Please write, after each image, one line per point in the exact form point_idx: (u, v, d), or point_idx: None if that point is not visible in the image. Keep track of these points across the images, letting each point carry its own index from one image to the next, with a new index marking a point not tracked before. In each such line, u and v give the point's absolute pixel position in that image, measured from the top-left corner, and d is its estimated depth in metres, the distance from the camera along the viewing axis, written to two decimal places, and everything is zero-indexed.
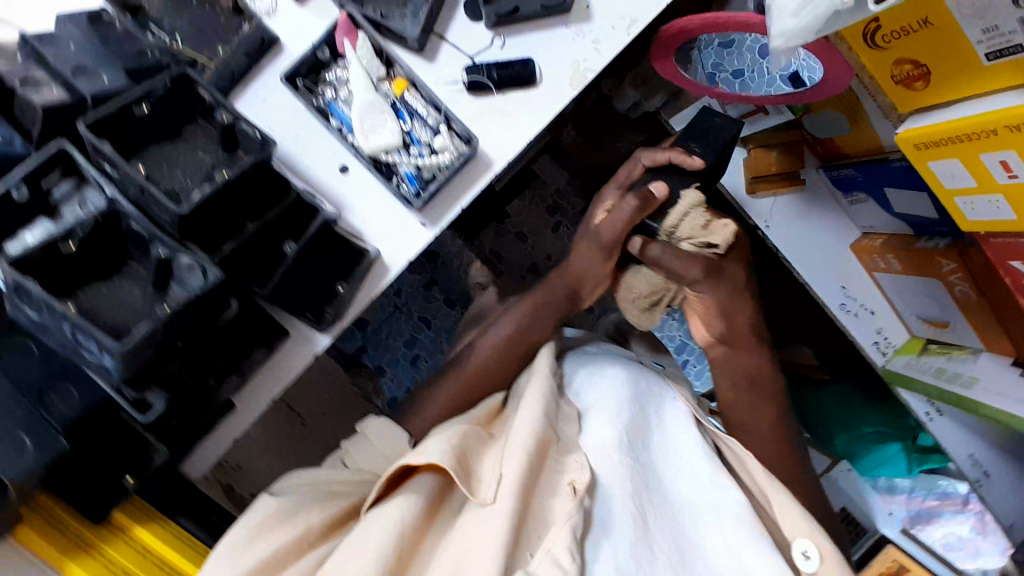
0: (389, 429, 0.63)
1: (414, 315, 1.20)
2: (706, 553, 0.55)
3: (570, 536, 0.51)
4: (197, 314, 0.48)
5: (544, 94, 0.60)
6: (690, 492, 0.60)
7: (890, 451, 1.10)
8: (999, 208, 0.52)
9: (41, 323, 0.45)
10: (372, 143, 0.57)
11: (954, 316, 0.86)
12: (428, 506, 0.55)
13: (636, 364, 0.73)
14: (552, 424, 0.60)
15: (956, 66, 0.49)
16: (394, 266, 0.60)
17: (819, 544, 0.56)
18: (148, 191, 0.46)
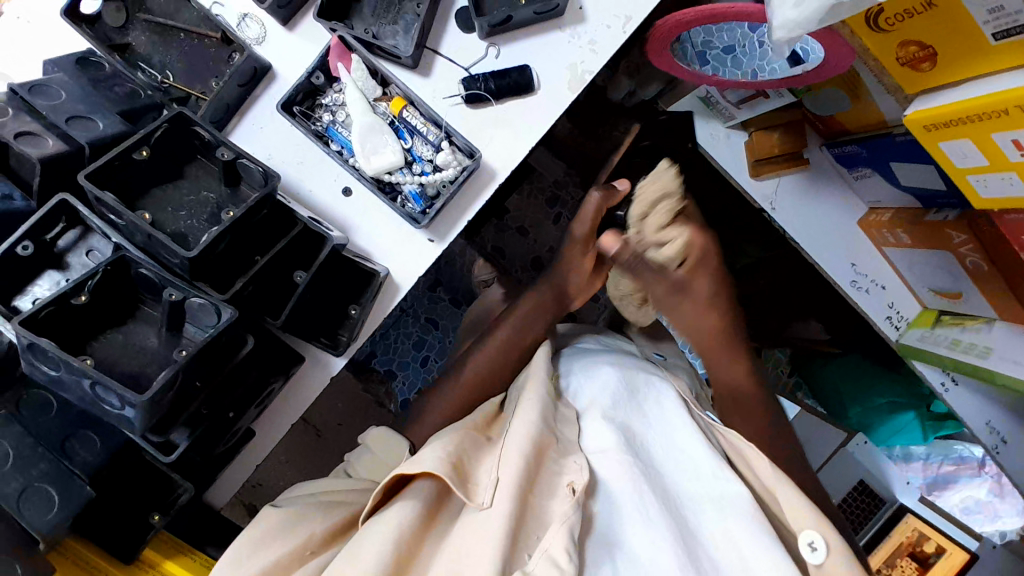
0: (391, 441, 0.65)
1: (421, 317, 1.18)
2: (712, 548, 0.54)
3: (568, 536, 0.50)
4: (212, 353, 0.47)
5: (543, 101, 0.60)
6: (693, 488, 0.59)
7: (904, 421, 1.09)
8: (1014, 183, 0.52)
9: (59, 378, 0.44)
10: (374, 164, 0.56)
11: (966, 286, 0.85)
12: (427, 515, 0.55)
13: (634, 360, 0.73)
14: (549, 425, 0.60)
15: (963, 47, 0.48)
16: (405, 283, 0.60)
17: (826, 535, 0.55)
18: (155, 237, 0.46)
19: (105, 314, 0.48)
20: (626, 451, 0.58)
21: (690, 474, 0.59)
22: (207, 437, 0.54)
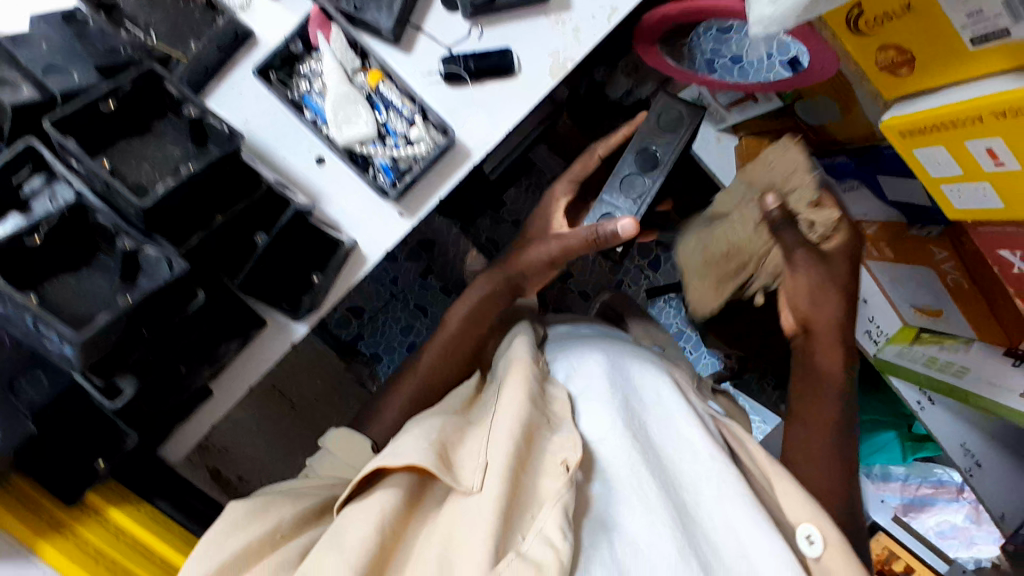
0: (349, 437, 0.66)
1: (411, 304, 1.37)
2: (712, 528, 0.54)
3: (561, 515, 0.51)
4: (157, 302, 0.48)
5: (522, 84, 0.59)
6: (687, 466, 0.58)
7: (885, 440, 1.15)
8: (987, 196, 0.50)
9: (5, 315, 0.46)
10: (346, 135, 0.56)
11: (947, 304, 0.84)
12: (409, 502, 0.55)
13: (621, 347, 0.73)
14: (536, 407, 0.60)
15: (943, 53, 0.46)
16: (371, 256, 0.60)
17: (822, 527, 0.56)
18: (112, 185, 0.47)
19: (63, 257, 0.49)
20: (628, 433, 0.58)
21: (687, 454, 0.59)
22: (153, 391, 0.55)
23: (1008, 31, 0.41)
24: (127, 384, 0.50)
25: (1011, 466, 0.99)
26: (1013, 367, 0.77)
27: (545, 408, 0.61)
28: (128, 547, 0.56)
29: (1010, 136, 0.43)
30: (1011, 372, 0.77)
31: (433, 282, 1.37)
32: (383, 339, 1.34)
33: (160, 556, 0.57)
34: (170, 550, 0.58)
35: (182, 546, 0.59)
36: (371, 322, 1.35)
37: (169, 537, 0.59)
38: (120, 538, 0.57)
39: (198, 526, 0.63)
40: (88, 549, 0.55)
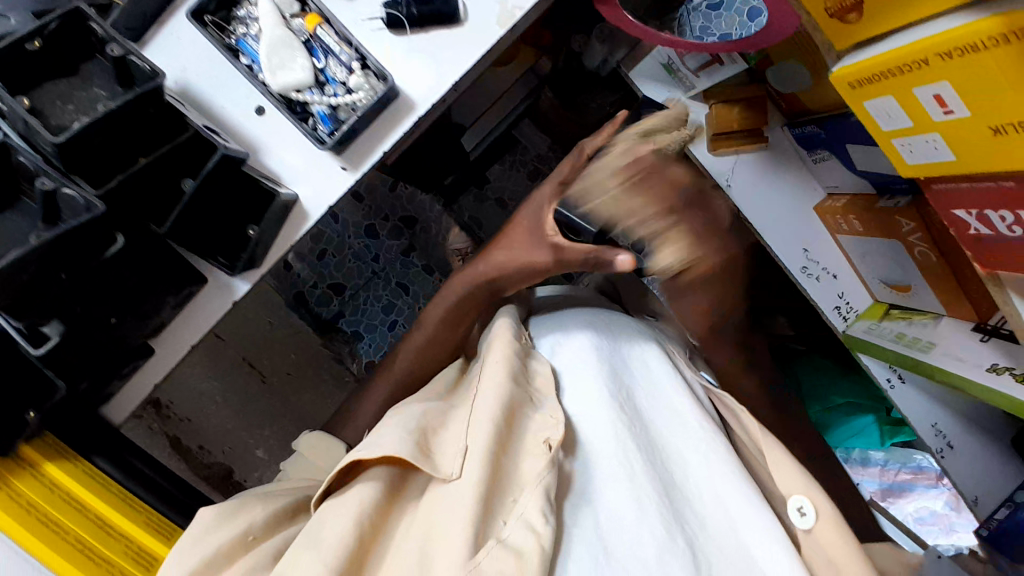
0: (321, 440, 0.71)
1: (392, 282, 1.33)
2: (689, 499, 0.60)
3: (542, 498, 0.54)
4: (69, 245, 0.47)
5: (469, 33, 0.57)
6: (677, 438, 0.64)
7: (863, 423, 1.13)
8: (938, 147, 0.47)
9: None
10: (280, 80, 0.55)
11: (916, 279, 0.83)
12: (389, 494, 0.58)
13: (604, 316, 0.76)
14: (518, 385, 0.63)
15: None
16: (313, 213, 0.59)
17: (812, 498, 0.61)
18: (28, 122, 0.45)
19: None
20: (613, 410, 0.62)
21: (677, 429, 0.65)
22: (78, 341, 0.52)
23: None
24: (52, 327, 0.51)
25: (983, 447, 0.98)
26: (982, 343, 0.76)
27: (527, 385, 0.64)
28: (63, 503, 0.56)
29: (956, 79, 0.41)
30: (981, 347, 0.76)
31: (415, 260, 1.36)
32: (364, 317, 1.31)
33: (96, 513, 0.57)
34: (108, 507, 0.58)
35: (122, 505, 0.59)
36: (352, 299, 1.32)
37: (108, 495, 0.59)
38: (56, 494, 0.56)
39: (141, 487, 0.62)
40: (22, 503, 0.54)
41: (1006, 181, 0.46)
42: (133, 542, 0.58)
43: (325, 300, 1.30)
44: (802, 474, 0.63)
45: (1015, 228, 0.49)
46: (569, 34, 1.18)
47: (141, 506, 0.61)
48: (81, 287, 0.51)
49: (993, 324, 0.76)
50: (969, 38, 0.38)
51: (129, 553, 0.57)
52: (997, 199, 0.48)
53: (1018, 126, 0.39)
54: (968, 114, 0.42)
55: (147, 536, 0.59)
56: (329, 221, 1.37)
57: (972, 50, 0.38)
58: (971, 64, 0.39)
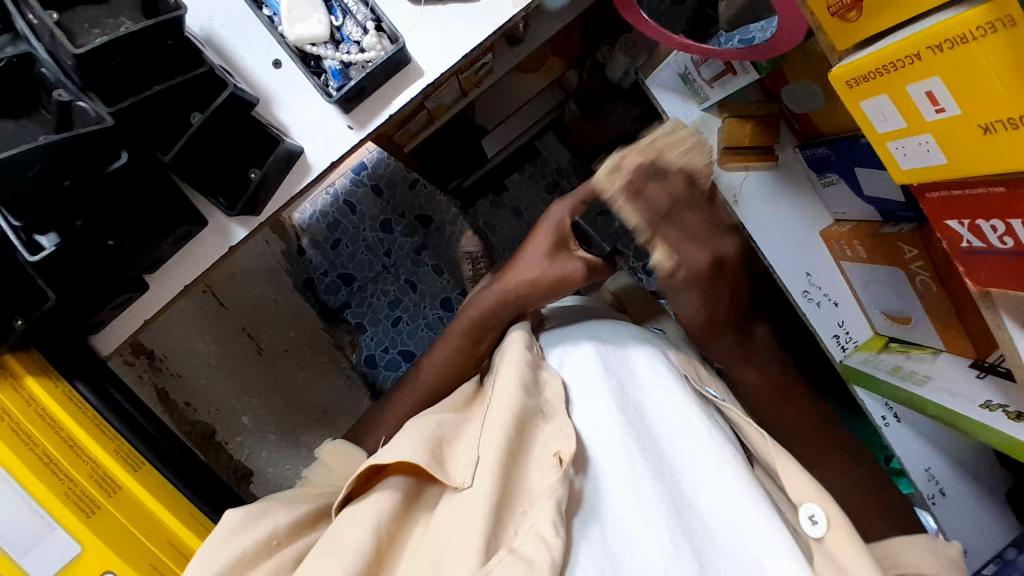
0: (343, 450, 0.71)
1: (401, 279, 1.39)
2: (699, 508, 0.58)
3: (554, 510, 0.54)
4: (80, 153, 0.49)
5: (484, 6, 0.59)
6: (687, 446, 0.63)
7: None
8: (930, 150, 0.48)
9: None
10: (298, 32, 0.58)
11: (915, 310, 0.82)
12: (407, 501, 0.60)
13: (617, 327, 0.76)
14: (529, 395, 0.64)
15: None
16: (316, 167, 0.61)
17: (827, 510, 0.58)
18: (52, 33, 0.47)
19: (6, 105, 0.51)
20: (621, 422, 0.62)
21: (685, 438, 0.63)
22: (74, 259, 0.54)
23: None
24: (50, 238, 0.53)
25: (979, 500, 0.94)
26: (976, 379, 0.75)
27: (538, 395, 0.65)
28: (37, 417, 0.57)
29: (947, 74, 0.42)
30: (975, 383, 0.75)
31: (426, 259, 1.41)
32: (369, 309, 1.37)
33: (67, 432, 0.58)
34: (79, 428, 0.59)
35: (93, 429, 0.60)
36: (359, 291, 1.38)
37: (81, 417, 0.60)
38: (31, 407, 0.57)
39: (116, 417, 0.62)
40: None
41: (996, 186, 0.46)
42: (98, 466, 0.59)
43: (332, 288, 1.38)
44: (810, 480, 0.60)
45: (1006, 239, 0.48)
46: (597, 45, 1.21)
47: (112, 434, 0.61)
48: (87, 202, 0.52)
49: (991, 361, 0.74)
50: (959, 29, 0.39)
51: (95, 477, 0.58)
52: (991, 207, 0.48)
53: (1006, 122, 0.40)
54: (959, 112, 0.43)
55: (114, 463, 0.59)
56: (345, 209, 1.41)
57: (962, 42, 0.40)
58: (961, 57, 0.40)
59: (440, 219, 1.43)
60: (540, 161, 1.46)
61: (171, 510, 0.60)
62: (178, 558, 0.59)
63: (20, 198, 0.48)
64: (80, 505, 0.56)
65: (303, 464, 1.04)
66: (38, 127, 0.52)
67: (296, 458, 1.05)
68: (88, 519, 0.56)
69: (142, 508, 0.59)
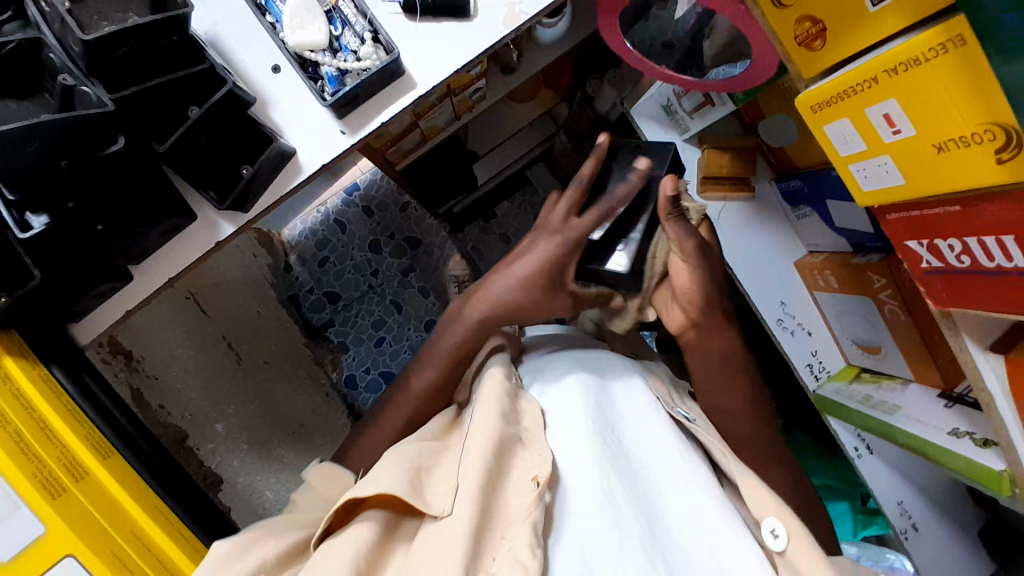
0: (333, 474, 0.69)
1: (387, 299, 1.41)
2: (673, 529, 0.58)
3: (530, 535, 0.55)
4: (78, 133, 0.50)
5: (476, 26, 0.63)
6: (658, 468, 0.63)
7: (836, 509, 1.09)
8: (888, 171, 0.52)
9: None
10: (297, 38, 0.61)
11: (885, 339, 0.83)
12: (385, 532, 0.59)
13: (595, 354, 0.77)
14: (507, 422, 0.64)
15: (849, 15, 0.49)
16: (307, 167, 0.63)
17: (789, 525, 0.58)
18: (64, 21, 0.50)
19: (10, 86, 0.53)
20: (595, 443, 0.62)
21: (658, 461, 0.64)
22: (58, 239, 0.55)
23: None
24: (40, 219, 0.54)
25: (950, 535, 0.94)
26: (944, 408, 0.77)
27: (516, 423, 0.65)
28: (12, 397, 0.59)
29: (902, 95, 0.46)
30: (943, 412, 0.76)
31: (412, 281, 1.43)
32: (353, 329, 1.39)
33: (40, 414, 0.61)
34: (52, 412, 0.61)
35: (67, 415, 0.63)
36: (344, 310, 1.40)
37: (55, 401, 0.62)
38: (6, 385, 0.60)
39: (88, 405, 0.65)
40: None
41: (952, 205, 0.50)
42: (66, 450, 0.61)
43: (318, 305, 1.40)
44: (771, 496, 0.60)
45: (963, 257, 0.52)
46: (587, 79, 1.26)
47: (84, 422, 0.64)
48: (80, 185, 0.54)
49: (959, 391, 0.76)
50: (911, 53, 0.44)
51: (64, 461, 0.60)
52: (950, 225, 0.51)
53: (958, 141, 0.45)
54: (914, 133, 0.48)
55: (85, 450, 0.62)
56: (335, 228, 1.43)
57: (914, 65, 0.44)
58: (915, 80, 0.45)
59: (429, 243, 1.44)
60: (529, 191, 1.48)
61: (130, 493, 0.63)
62: (139, 548, 0.61)
63: (17, 169, 0.50)
64: (47, 486, 0.58)
65: (273, 475, 1.04)
66: (40, 109, 0.54)
67: (267, 469, 1.04)
68: (54, 501, 0.58)
69: (108, 495, 0.62)
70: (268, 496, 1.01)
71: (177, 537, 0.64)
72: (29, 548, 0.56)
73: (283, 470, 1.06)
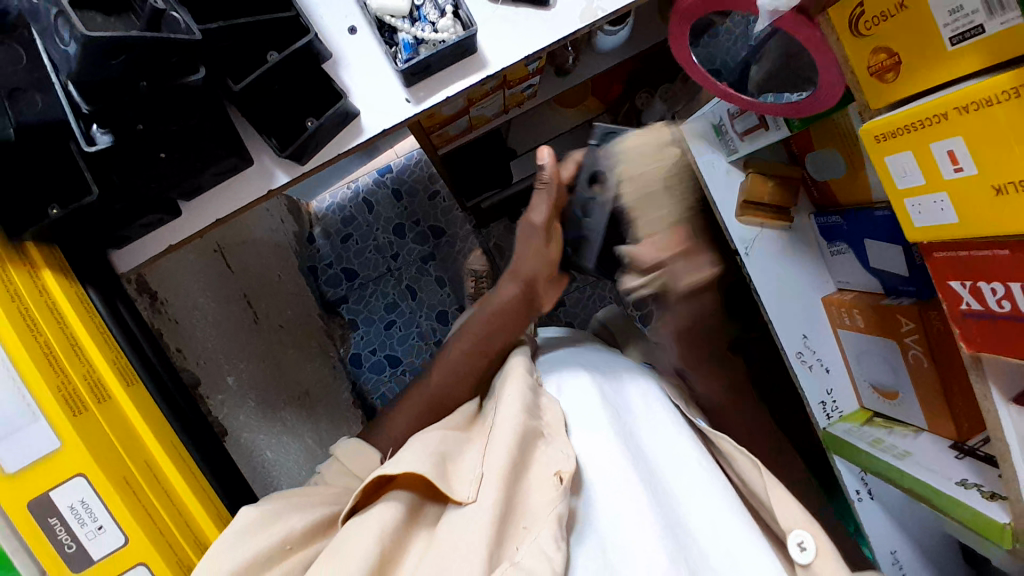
0: (359, 450, 0.72)
1: (403, 283, 1.33)
2: (696, 538, 0.57)
3: (556, 528, 0.54)
4: (160, 54, 0.51)
5: (553, 15, 0.64)
6: (677, 476, 0.63)
7: None
8: (943, 209, 0.53)
9: (35, 7, 0.50)
10: (380, 2, 0.62)
11: (904, 385, 0.83)
12: (411, 515, 0.60)
13: (613, 360, 0.77)
14: (530, 416, 0.65)
15: (925, 51, 0.50)
16: (370, 129, 0.64)
17: (816, 538, 0.59)
18: None
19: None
20: (618, 447, 0.62)
21: (679, 468, 0.64)
22: (124, 158, 0.58)
23: (983, 27, 0.45)
24: (104, 136, 0.56)
25: None
26: (954, 459, 0.77)
27: (538, 418, 0.66)
28: (47, 309, 0.60)
29: (970, 133, 0.47)
30: (953, 462, 0.77)
31: (431, 269, 1.35)
32: (365, 308, 1.31)
33: (72, 331, 0.62)
34: (84, 331, 0.63)
35: (94, 335, 0.64)
36: (360, 289, 1.33)
37: (86, 321, 0.64)
38: (45, 296, 0.60)
39: (116, 328, 0.68)
40: (17, 287, 0.58)
41: (1000, 249, 0.51)
42: (93, 370, 0.62)
43: (336, 281, 1.33)
44: (799, 509, 0.62)
45: (1004, 302, 0.53)
46: (636, 91, 1.27)
47: (110, 345, 0.66)
48: (151, 109, 0.55)
49: (970, 444, 0.77)
50: (985, 93, 0.45)
51: (90, 381, 0.62)
52: (994, 268, 0.52)
53: (1017, 185, 0.46)
54: (976, 172, 0.49)
55: (110, 373, 0.64)
56: (362, 208, 1.36)
57: (987, 105, 0.45)
58: (985, 119, 0.46)
59: (453, 233, 1.38)
60: None
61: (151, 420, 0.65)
62: (150, 477, 0.63)
63: (97, 82, 0.51)
64: (70, 404, 0.59)
65: (274, 436, 1.06)
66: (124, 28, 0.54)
67: (270, 429, 1.05)
68: (74, 416, 0.58)
69: (125, 421, 0.64)
70: (267, 456, 1.03)
71: (185, 473, 0.67)
72: (46, 457, 0.57)
73: (284, 432, 1.08)
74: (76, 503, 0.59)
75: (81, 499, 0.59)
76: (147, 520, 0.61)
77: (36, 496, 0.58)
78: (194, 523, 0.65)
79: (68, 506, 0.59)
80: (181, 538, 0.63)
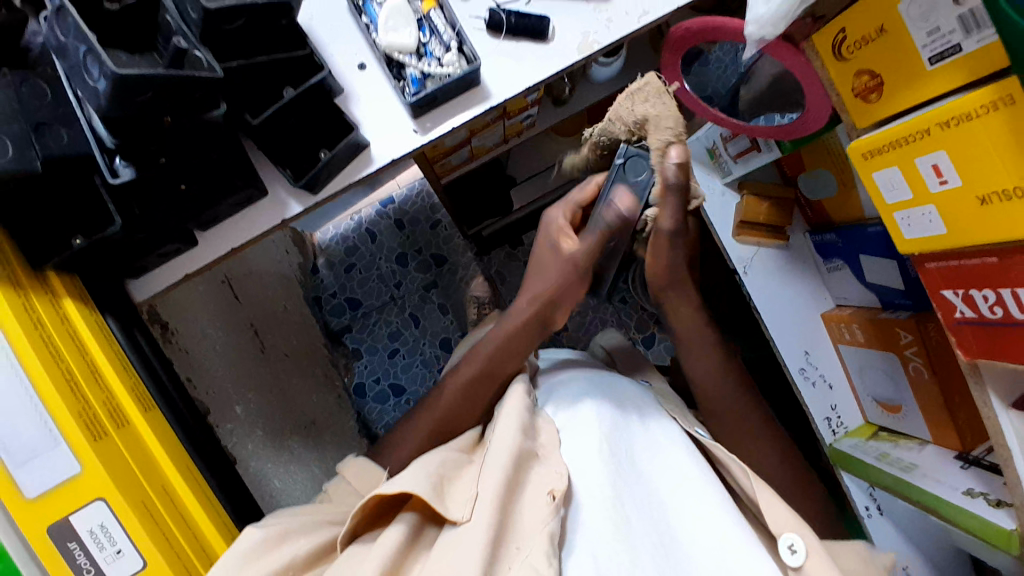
0: (362, 468, 0.74)
1: (405, 311, 1.33)
2: (690, 554, 0.58)
3: (547, 542, 0.55)
4: (185, 89, 0.54)
5: (551, 47, 0.67)
6: (673, 493, 0.63)
7: None
8: (932, 220, 0.56)
9: (63, 44, 0.53)
10: (389, 40, 0.65)
11: (907, 399, 0.84)
12: (412, 538, 0.60)
13: (608, 377, 0.78)
14: (526, 437, 0.66)
15: (906, 72, 0.53)
16: (379, 159, 0.67)
17: (806, 540, 0.60)
18: None
19: (122, 41, 0.57)
20: (610, 463, 0.63)
21: (676, 482, 0.64)
22: (143, 188, 0.61)
23: (962, 47, 0.48)
24: (126, 168, 0.58)
25: None
26: (961, 469, 0.77)
27: (534, 438, 0.67)
28: (68, 336, 0.62)
29: (953, 148, 0.50)
30: (958, 472, 0.77)
31: (433, 297, 1.35)
32: (368, 337, 1.31)
33: (91, 357, 0.63)
34: (104, 357, 0.64)
35: (114, 365, 0.66)
36: (363, 318, 1.32)
37: (106, 347, 0.65)
38: (65, 325, 0.62)
39: (136, 357, 0.70)
40: (35, 315, 0.59)
41: (989, 256, 0.53)
42: (111, 397, 0.64)
43: (337, 310, 1.33)
44: (790, 513, 0.63)
45: (996, 309, 0.55)
46: None
47: (123, 371, 0.67)
48: (173, 142, 0.59)
49: (976, 453, 0.77)
50: (965, 109, 0.48)
51: (108, 407, 0.63)
52: (983, 275, 0.54)
53: (1001, 194, 0.49)
54: (960, 183, 0.51)
55: (128, 399, 0.65)
56: (365, 237, 1.36)
57: (968, 120, 0.48)
58: (966, 133, 0.49)
59: (454, 262, 1.37)
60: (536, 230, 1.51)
61: (165, 449, 0.66)
62: (166, 500, 0.64)
63: (123, 115, 0.53)
64: (90, 428, 0.60)
65: (281, 465, 1.07)
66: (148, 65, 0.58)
67: (276, 458, 1.06)
68: (94, 441, 0.60)
69: (143, 446, 0.65)
70: (274, 485, 1.04)
71: (202, 499, 0.68)
72: (64, 485, 0.59)
73: (292, 462, 1.09)
74: (96, 527, 0.60)
75: (101, 524, 0.60)
76: (165, 544, 0.62)
77: (57, 521, 0.59)
78: (209, 546, 0.66)
79: (88, 530, 0.60)
80: (196, 558, 0.64)
